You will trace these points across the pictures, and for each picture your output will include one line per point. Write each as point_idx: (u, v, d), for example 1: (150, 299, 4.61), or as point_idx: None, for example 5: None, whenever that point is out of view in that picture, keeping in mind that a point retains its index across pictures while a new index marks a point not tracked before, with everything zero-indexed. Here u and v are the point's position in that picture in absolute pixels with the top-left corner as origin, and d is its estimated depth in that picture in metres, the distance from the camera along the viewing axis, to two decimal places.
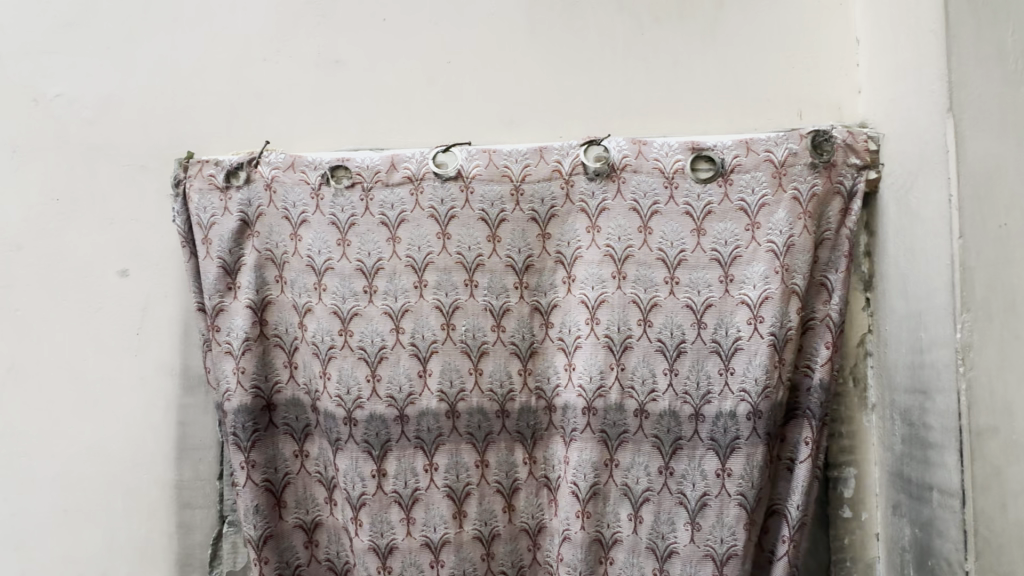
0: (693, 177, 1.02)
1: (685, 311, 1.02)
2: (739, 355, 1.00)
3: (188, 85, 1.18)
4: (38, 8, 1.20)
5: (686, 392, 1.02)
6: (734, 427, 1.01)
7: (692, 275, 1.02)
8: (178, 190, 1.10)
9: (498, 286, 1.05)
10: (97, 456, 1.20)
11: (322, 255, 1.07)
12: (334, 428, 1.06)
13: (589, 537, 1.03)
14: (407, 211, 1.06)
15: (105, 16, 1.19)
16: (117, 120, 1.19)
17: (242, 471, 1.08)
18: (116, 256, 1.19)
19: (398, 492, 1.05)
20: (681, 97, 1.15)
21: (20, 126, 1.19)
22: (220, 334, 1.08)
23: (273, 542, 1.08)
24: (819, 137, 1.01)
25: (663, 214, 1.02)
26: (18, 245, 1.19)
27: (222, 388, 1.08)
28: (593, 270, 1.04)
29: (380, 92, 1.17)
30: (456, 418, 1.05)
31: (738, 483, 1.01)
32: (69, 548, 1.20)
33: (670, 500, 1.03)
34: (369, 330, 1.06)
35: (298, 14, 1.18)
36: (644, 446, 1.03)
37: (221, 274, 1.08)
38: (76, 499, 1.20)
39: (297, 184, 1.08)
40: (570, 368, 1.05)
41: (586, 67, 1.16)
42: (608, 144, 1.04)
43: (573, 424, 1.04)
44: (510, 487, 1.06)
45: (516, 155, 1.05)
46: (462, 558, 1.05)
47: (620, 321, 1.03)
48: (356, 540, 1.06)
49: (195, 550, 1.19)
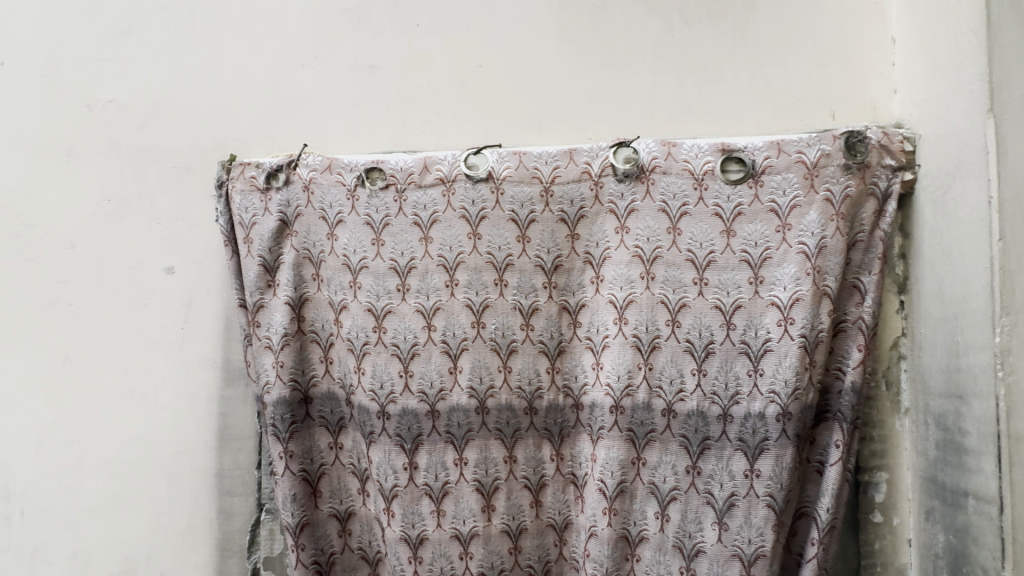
0: (723, 179, 1.02)
1: (714, 312, 1.02)
2: (768, 356, 1.00)
3: (231, 91, 1.24)
4: (91, 18, 1.26)
5: (714, 393, 1.03)
6: (763, 427, 1.01)
7: (722, 277, 1.02)
8: (221, 191, 1.15)
9: (528, 285, 1.07)
10: (142, 443, 1.26)
11: (357, 254, 1.11)
12: (368, 421, 1.10)
13: (616, 534, 1.04)
14: (439, 212, 1.09)
15: (154, 25, 1.25)
16: (164, 123, 1.25)
17: (281, 460, 1.12)
18: (162, 254, 1.25)
19: (429, 485, 1.08)
20: (710, 98, 1.16)
21: (74, 130, 1.26)
22: (261, 329, 1.13)
23: (309, 530, 1.12)
24: (853, 137, 1.00)
25: (692, 216, 1.03)
26: (72, 243, 1.26)
27: (262, 380, 1.12)
28: (621, 271, 1.05)
29: (413, 96, 1.20)
30: (486, 413, 1.08)
31: (767, 484, 1.01)
32: (117, 530, 1.27)
33: (697, 499, 1.04)
34: (402, 327, 1.09)
35: (336, 21, 1.22)
36: (671, 446, 1.04)
37: (261, 272, 1.13)
38: (124, 484, 1.26)
39: (334, 185, 1.12)
40: (598, 367, 1.07)
41: (616, 70, 1.17)
42: (638, 145, 1.05)
43: (600, 422, 1.05)
44: (537, 482, 1.09)
45: (546, 157, 1.07)
46: (490, 551, 1.08)
47: (648, 322, 1.04)
48: (388, 530, 1.09)
49: (234, 535, 1.25)
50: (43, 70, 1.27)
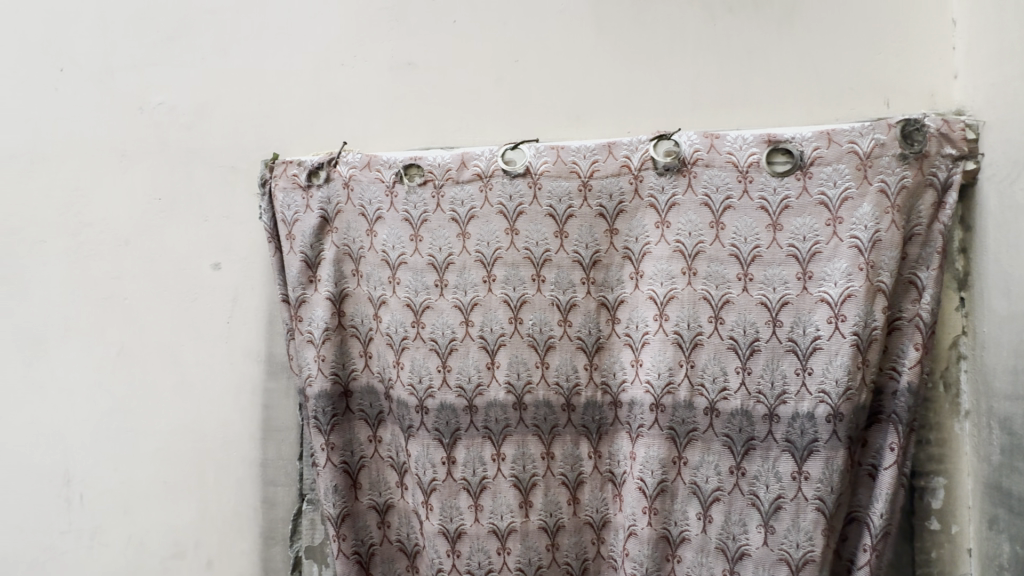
0: (770, 171, 0.98)
1: (759, 309, 0.99)
2: (818, 355, 0.97)
3: (273, 92, 1.27)
4: (142, 24, 1.31)
5: (759, 391, 1.00)
6: (812, 428, 0.97)
7: (768, 272, 0.99)
8: (265, 189, 1.18)
9: (565, 281, 1.06)
10: (192, 433, 1.31)
11: (396, 250, 1.12)
12: (407, 416, 1.11)
13: (656, 533, 1.03)
14: (476, 208, 1.09)
15: (202, 29, 1.30)
16: (211, 125, 1.29)
17: (323, 452, 1.15)
18: (210, 251, 1.29)
19: (466, 480, 1.09)
20: (755, 88, 1.12)
21: (127, 132, 1.32)
22: (303, 324, 1.16)
23: (350, 521, 1.15)
24: (910, 125, 0.94)
25: (736, 209, 1.00)
26: (126, 241, 1.32)
27: (304, 374, 1.15)
28: (662, 265, 1.03)
29: (450, 93, 1.20)
30: (523, 409, 1.08)
31: (816, 486, 0.97)
32: (168, 514, 1.32)
33: (741, 501, 1.01)
34: (440, 322, 1.10)
35: (374, 20, 1.23)
36: (714, 446, 1.01)
37: (303, 267, 1.15)
38: (175, 471, 1.32)
39: (373, 182, 1.13)
40: (637, 364, 1.05)
41: (656, 61, 1.15)
42: (679, 138, 1.02)
43: (640, 420, 1.04)
44: (575, 479, 1.08)
45: (584, 150, 1.05)
46: (528, 547, 1.08)
47: (690, 318, 1.01)
48: (427, 523, 1.10)
49: (278, 524, 1.29)
50: (99, 75, 1.33)
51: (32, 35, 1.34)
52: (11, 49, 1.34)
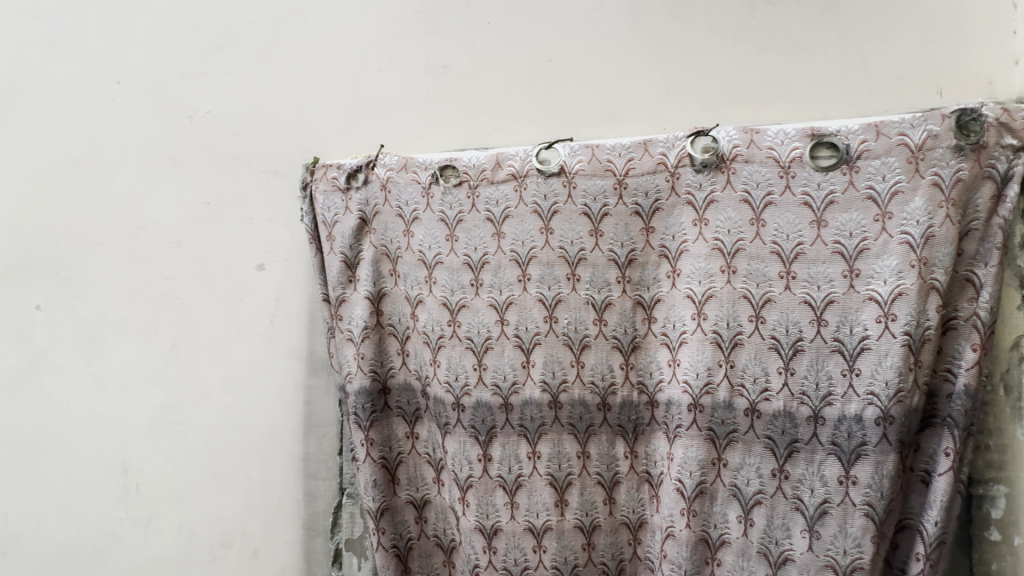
0: (813, 166, 0.95)
1: (803, 308, 0.96)
2: (866, 356, 0.93)
3: (314, 98, 1.31)
4: (191, 35, 1.38)
5: (803, 393, 0.97)
6: (860, 431, 0.94)
7: (812, 270, 0.96)
8: (306, 192, 1.22)
9: (601, 280, 1.06)
10: (238, 427, 1.37)
11: (433, 250, 1.14)
12: (443, 413, 1.13)
13: (695, 536, 1.01)
14: (511, 208, 1.09)
15: (246, 39, 1.35)
16: (255, 130, 1.34)
17: (362, 447, 1.18)
18: (255, 252, 1.35)
19: (503, 477, 1.10)
20: (797, 81, 1.09)
21: (177, 139, 1.38)
22: (343, 322, 1.19)
23: (389, 515, 1.17)
24: (965, 116, 0.89)
25: (777, 206, 0.97)
26: (177, 243, 1.38)
27: (345, 371, 1.18)
28: (700, 264, 1.01)
29: (484, 94, 1.22)
30: (559, 408, 1.08)
31: (864, 492, 0.94)
32: (216, 505, 1.38)
33: (785, 505, 0.98)
34: (476, 321, 1.11)
35: (409, 24, 1.26)
36: (755, 448, 0.99)
37: (343, 268, 1.18)
38: (223, 463, 1.38)
39: (410, 184, 1.15)
40: (675, 363, 1.04)
41: (692, 56, 1.13)
42: (717, 133, 1.00)
43: (678, 420, 1.02)
44: (611, 479, 1.08)
45: (619, 149, 1.04)
46: (564, 546, 1.08)
47: (729, 317, 0.99)
48: (463, 519, 1.12)
49: (319, 516, 1.33)
50: (152, 86, 1.40)
51: (92, 50, 1.42)
52: (73, 63, 1.43)
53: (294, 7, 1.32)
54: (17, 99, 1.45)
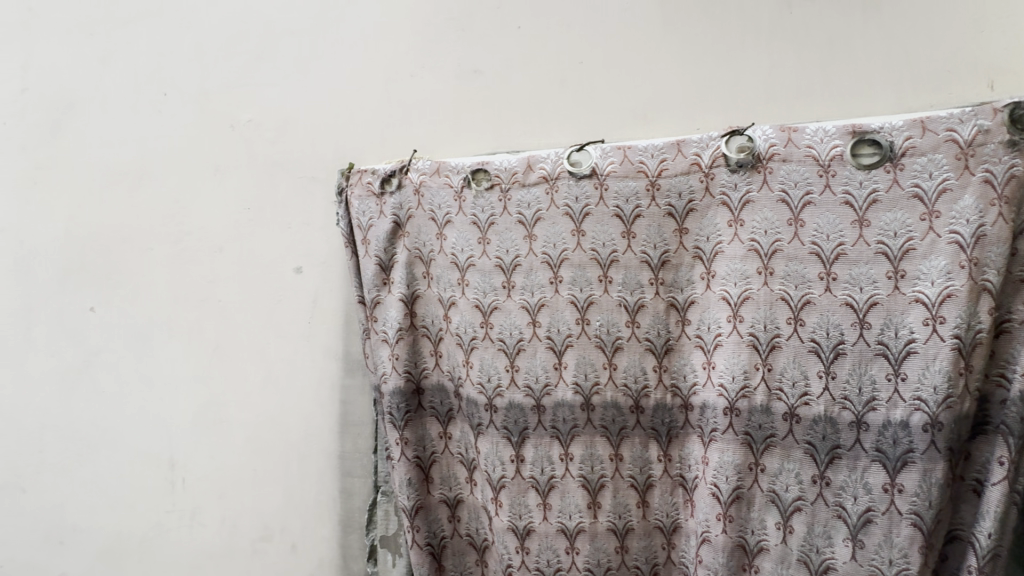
0: (855, 164, 0.92)
1: (844, 309, 0.94)
2: (912, 360, 0.90)
3: (349, 105, 1.34)
4: (232, 47, 1.43)
5: (845, 398, 0.94)
6: (906, 438, 0.91)
7: (854, 271, 0.93)
8: (342, 197, 1.25)
9: (633, 282, 1.06)
10: (278, 424, 1.41)
11: (465, 253, 1.15)
12: (476, 413, 1.14)
13: (732, 541, 1.00)
14: (543, 210, 1.10)
15: (284, 49, 1.39)
16: (293, 138, 1.39)
17: (397, 446, 1.20)
18: (293, 256, 1.39)
19: (535, 478, 1.11)
20: (837, 77, 1.07)
21: (220, 147, 1.44)
22: (378, 324, 1.22)
23: (423, 514, 1.20)
24: (1020, 109, 0.85)
25: (817, 205, 0.95)
26: (220, 247, 1.44)
27: (380, 371, 1.21)
28: (735, 265, 1.00)
29: (515, 97, 1.23)
30: (591, 410, 1.08)
31: (911, 500, 0.91)
32: (257, 499, 1.43)
33: (826, 512, 0.96)
34: (508, 323, 1.12)
35: (441, 30, 1.28)
36: (795, 453, 0.97)
37: (378, 271, 1.21)
38: (263, 460, 1.42)
39: (442, 188, 1.17)
40: (710, 367, 1.02)
41: (727, 55, 1.12)
42: (753, 133, 0.98)
43: (713, 424, 1.01)
44: (644, 482, 1.07)
45: (652, 149, 1.04)
46: (597, 548, 1.08)
47: (767, 319, 0.98)
48: (496, 519, 1.13)
49: (355, 513, 1.37)
50: (196, 98, 1.46)
51: (141, 65, 1.50)
52: (124, 77, 1.51)
53: (330, 17, 1.36)
54: (72, 112, 1.54)
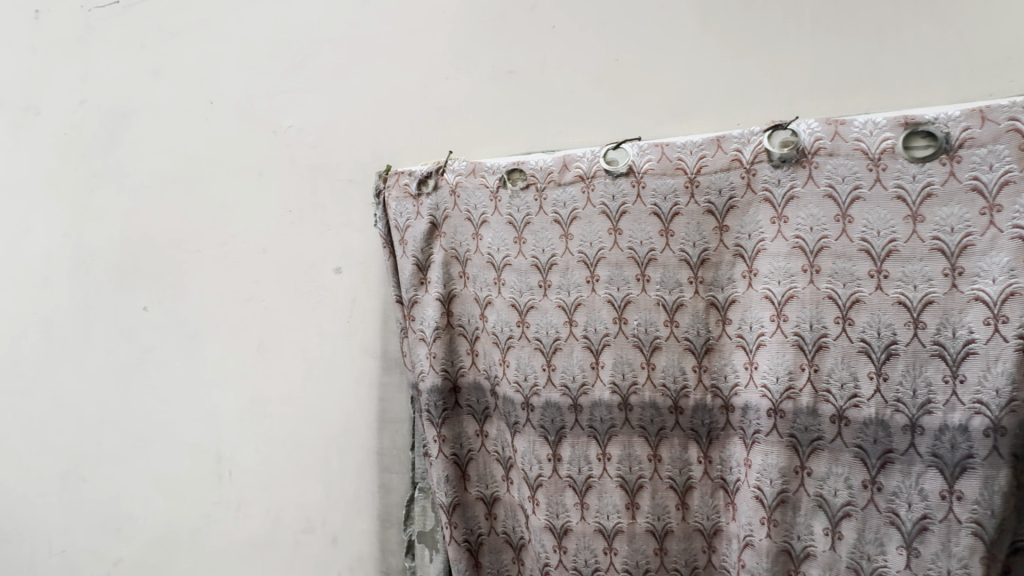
0: (907, 157, 0.89)
1: (897, 308, 0.90)
2: (971, 361, 0.86)
3: (385, 109, 1.37)
4: (274, 54, 1.49)
5: (898, 401, 0.90)
6: (965, 443, 0.87)
7: (907, 269, 0.90)
8: (380, 199, 1.27)
9: (672, 281, 1.04)
10: (319, 421, 1.45)
11: (501, 253, 1.16)
12: (513, 412, 1.15)
13: (777, 546, 0.97)
14: (579, 209, 1.10)
15: (323, 57, 1.44)
16: (332, 142, 1.42)
17: (435, 443, 1.22)
18: (333, 257, 1.43)
19: (572, 477, 1.11)
20: (886, 68, 1.03)
21: (263, 152, 1.49)
22: (415, 323, 1.24)
23: (460, 510, 1.21)
24: None
25: (866, 200, 0.91)
26: (263, 248, 1.49)
27: (417, 369, 1.23)
28: (779, 263, 0.97)
29: (550, 97, 1.23)
30: (629, 410, 1.07)
31: (971, 509, 0.87)
32: (299, 492, 1.48)
33: (878, 519, 0.92)
34: (545, 322, 1.12)
35: (476, 32, 1.29)
36: (843, 457, 0.94)
37: (415, 270, 1.23)
38: (305, 454, 1.47)
39: (478, 188, 1.18)
40: (752, 367, 1.00)
41: (768, 48, 1.09)
42: (797, 127, 0.96)
43: (756, 426, 0.99)
44: (683, 484, 1.05)
45: (691, 146, 1.02)
46: (636, 549, 1.07)
47: (813, 318, 0.95)
48: (533, 517, 1.13)
49: (393, 509, 1.39)
50: (241, 105, 1.52)
51: (190, 75, 1.57)
52: (173, 87, 1.58)
53: (367, 24, 1.39)
54: (127, 121, 1.63)
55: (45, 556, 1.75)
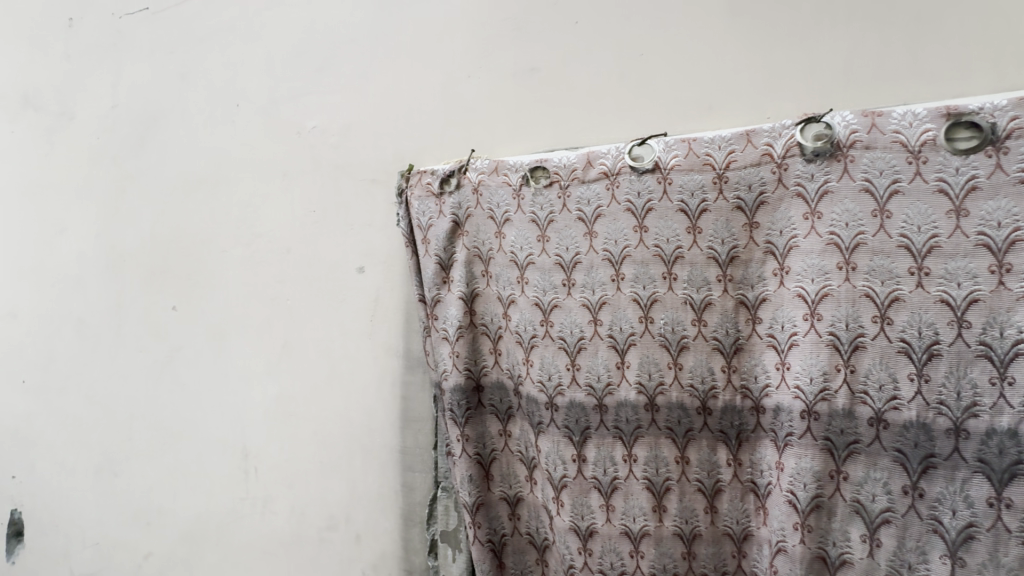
0: (949, 149, 0.85)
1: (939, 307, 0.86)
2: (1020, 362, 0.82)
3: (408, 108, 1.38)
4: (298, 56, 1.50)
5: (941, 403, 0.87)
6: (1014, 448, 0.83)
7: (950, 266, 0.86)
8: (402, 198, 1.27)
9: (700, 279, 1.02)
10: (343, 419, 1.46)
11: (524, 251, 1.15)
12: (537, 412, 1.14)
13: (811, 553, 0.94)
14: (603, 206, 1.08)
15: (346, 57, 1.44)
16: (355, 142, 1.43)
17: (458, 443, 1.22)
18: (356, 256, 1.44)
19: (598, 479, 1.09)
20: (926, 57, 0.99)
21: (287, 153, 1.51)
22: (438, 322, 1.23)
23: (484, 510, 1.21)
24: None
25: (906, 195, 0.88)
26: (288, 249, 1.51)
27: (440, 369, 1.23)
28: (812, 261, 0.94)
29: (573, 94, 1.21)
30: (656, 411, 1.05)
31: (1021, 517, 0.83)
32: (323, 490, 1.49)
33: (919, 527, 0.89)
34: (569, 321, 1.11)
35: (498, 30, 1.28)
36: (882, 461, 0.91)
37: (438, 270, 1.23)
38: (329, 452, 1.48)
39: (501, 186, 1.17)
40: (784, 367, 0.97)
41: (799, 39, 1.06)
42: (831, 119, 0.92)
43: (788, 428, 0.96)
44: (712, 487, 1.03)
45: (719, 141, 0.99)
46: (663, 553, 1.06)
47: (849, 317, 0.92)
48: (558, 519, 1.12)
49: (416, 508, 1.40)
50: (266, 107, 1.54)
51: (216, 78, 1.59)
52: (200, 90, 1.61)
53: (390, 24, 1.40)
54: (155, 124, 1.66)
55: (79, 548, 1.80)
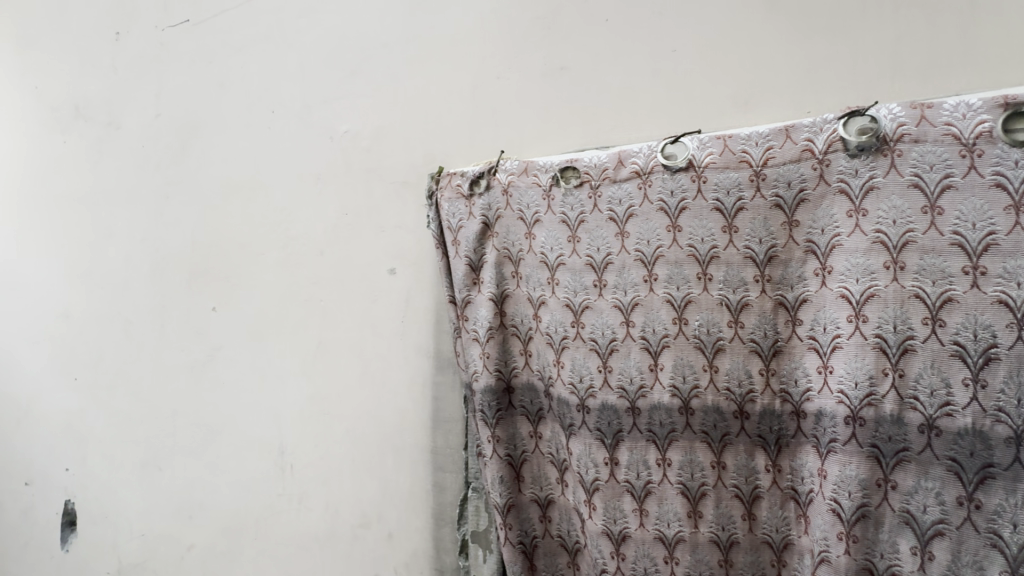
0: (1006, 141, 0.80)
1: (996, 309, 0.82)
2: None
3: (437, 111, 1.39)
4: (331, 62, 1.53)
5: (998, 410, 0.82)
6: None
7: (1008, 265, 0.81)
8: (432, 200, 1.28)
9: (736, 279, 0.99)
10: (375, 419, 1.49)
11: (555, 252, 1.14)
12: (568, 414, 1.13)
13: (856, 564, 0.91)
14: (635, 206, 1.06)
15: (377, 62, 1.47)
16: (386, 145, 1.45)
17: (488, 444, 1.22)
18: (387, 258, 1.46)
19: (631, 483, 1.08)
20: (980, 44, 0.94)
21: (320, 157, 1.54)
22: (468, 323, 1.24)
23: (515, 512, 1.20)
24: None
25: (959, 190, 0.83)
26: (321, 251, 1.54)
27: (471, 369, 1.23)
28: (857, 260, 0.90)
29: (604, 92, 1.20)
30: (690, 414, 1.03)
31: None
32: (356, 488, 1.52)
33: (976, 540, 0.84)
34: (600, 322, 1.10)
35: (527, 30, 1.28)
36: (934, 470, 0.86)
37: (468, 271, 1.23)
38: (362, 451, 1.51)
39: (531, 187, 1.17)
40: (826, 371, 0.94)
41: (841, 30, 1.02)
42: (877, 112, 0.88)
43: (831, 434, 0.93)
44: (750, 493, 1.00)
45: (756, 137, 0.96)
46: (699, 560, 1.03)
47: (897, 319, 0.87)
48: (590, 522, 1.11)
49: (446, 508, 1.41)
50: (300, 113, 1.57)
51: (253, 86, 1.64)
52: (238, 97, 1.66)
53: (419, 27, 1.41)
54: (196, 132, 1.73)
55: (127, 539, 1.88)
